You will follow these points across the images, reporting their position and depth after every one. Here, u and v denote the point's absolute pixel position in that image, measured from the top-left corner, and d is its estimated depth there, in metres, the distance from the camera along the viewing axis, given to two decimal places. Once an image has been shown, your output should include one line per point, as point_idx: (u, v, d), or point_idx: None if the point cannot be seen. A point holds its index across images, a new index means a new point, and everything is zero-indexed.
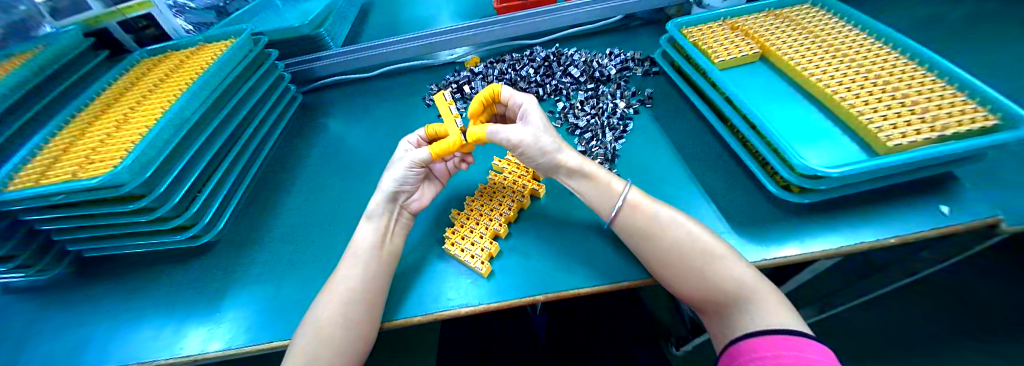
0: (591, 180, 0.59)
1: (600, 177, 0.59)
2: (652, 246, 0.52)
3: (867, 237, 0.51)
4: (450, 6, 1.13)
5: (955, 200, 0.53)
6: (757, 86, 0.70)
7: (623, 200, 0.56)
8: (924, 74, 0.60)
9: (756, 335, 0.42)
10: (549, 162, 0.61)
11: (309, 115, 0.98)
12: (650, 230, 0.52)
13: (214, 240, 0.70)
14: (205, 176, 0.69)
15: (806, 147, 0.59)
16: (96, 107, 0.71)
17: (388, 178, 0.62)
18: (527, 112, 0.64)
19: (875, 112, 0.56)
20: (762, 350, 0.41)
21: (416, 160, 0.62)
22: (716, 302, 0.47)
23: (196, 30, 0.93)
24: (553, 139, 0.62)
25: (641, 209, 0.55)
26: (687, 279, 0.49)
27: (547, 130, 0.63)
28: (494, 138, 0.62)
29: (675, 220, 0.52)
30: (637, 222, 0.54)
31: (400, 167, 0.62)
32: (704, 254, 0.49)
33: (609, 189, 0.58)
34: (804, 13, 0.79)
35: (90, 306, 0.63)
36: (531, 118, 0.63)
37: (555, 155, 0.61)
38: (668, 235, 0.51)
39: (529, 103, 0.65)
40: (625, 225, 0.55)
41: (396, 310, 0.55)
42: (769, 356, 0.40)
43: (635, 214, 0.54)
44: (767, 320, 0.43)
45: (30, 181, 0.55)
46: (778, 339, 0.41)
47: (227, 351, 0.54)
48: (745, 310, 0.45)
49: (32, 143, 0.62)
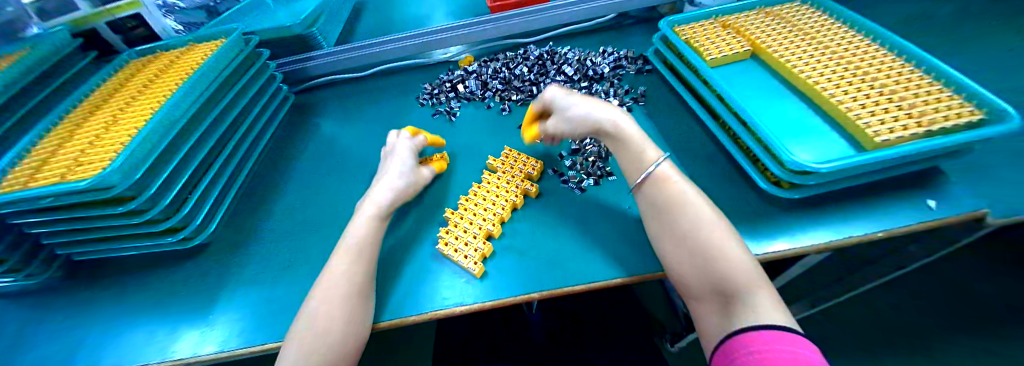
0: (627, 146, 0.60)
1: (636, 142, 0.60)
2: (664, 223, 0.52)
3: (856, 232, 0.52)
4: (444, 5, 1.13)
5: (943, 195, 0.54)
6: (747, 83, 0.71)
7: (653, 169, 0.56)
8: (912, 70, 0.61)
9: (759, 329, 0.41)
10: (588, 127, 0.64)
11: (302, 115, 0.98)
12: (664, 206, 0.53)
13: (207, 242, 0.69)
14: (197, 178, 0.68)
15: (795, 142, 0.60)
16: (84, 109, 0.70)
17: (407, 192, 0.66)
18: (553, 97, 0.70)
19: (864, 108, 0.57)
20: (755, 344, 0.40)
21: (429, 180, 0.71)
22: (715, 292, 0.46)
23: (185, 30, 0.90)
24: (582, 103, 0.65)
25: (667, 182, 0.55)
26: (692, 264, 0.48)
27: (579, 102, 0.66)
28: (546, 134, 0.71)
29: (693, 205, 0.52)
30: (661, 192, 0.54)
31: (422, 180, 0.69)
32: (716, 241, 0.48)
33: (643, 158, 0.58)
34: (794, 11, 0.79)
35: (81, 310, 0.63)
36: (557, 100, 0.69)
37: (587, 116, 0.64)
38: (681, 218, 0.51)
39: (550, 92, 0.71)
40: (649, 193, 0.56)
41: (390, 309, 0.55)
42: (764, 350, 0.39)
43: (661, 185, 0.55)
44: (765, 314, 0.42)
45: (18, 184, 0.54)
46: (774, 333, 0.40)
47: (222, 354, 0.54)
48: (744, 300, 0.44)
49: (20, 145, 0.61)
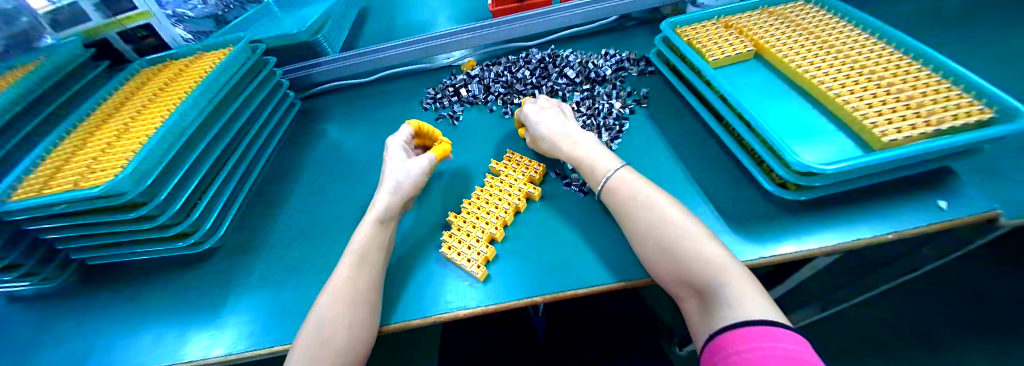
0: (581, 166, 0.64)
1: (588, 161, 0.63)
2: (629, 227, 0.54)
3: (864, 234, 0.51)
4: (447, 10, 1.14)
5: (953, 195, 0.53)
6: (751, 84, 0.70)
7: (608, 178, 0.59)
8: (919, 68, 0.60)
9: (736, 327, 0.40)
10: (550, 149, 0.70)
11: (308, 120, 0.99)
12: (625, 212, 0.55)
13: (217, 246, 0.70)
14: (206, 184, 0.69)
15: (798, 142, 0.59)
16: (97, 117, 0.72)
17: (405, 184, 0.65)
18: (527, 113, 0.74)
19: (870, 108, 0.56)
20: (735, 345, 0.39)
21: (428, 166, 0.67)
22: (693, 289, 0.46)
23: (195, 39, 0.93)
24: (550, 129, 0.70)
25: (624, 186, 0.57)
26: (663, 263, 0.49)
27: (541, 126, 0.71)
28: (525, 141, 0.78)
29: (651, 205, 0.53)
30: (620, 198, 0.56)
31: (415, 171, 0.66)
32: (678, 237, 0.49)
33: (597, 169, 0.61)
34: (797, 10, 0.79)
35: (93, 315, 0.64)
36: (530, 116, 0.73)
37: (551, 142, 0.69)
38: (641, 220, 0.53)
39: (528, 107, 0.75)
40: (609, 201, 0.58)
41: (396, 313, 0.55)
42: (744, 350, 0.38)
43: (616, 193, 0.57)
44: (741, 307, 0.41)
45: (33, 191, 0.56)
46: (752, 331, 0.39)
47: (230, 356, 0.54)
48: (719, 296, 0.43)
49: (35, 153, 0.63)
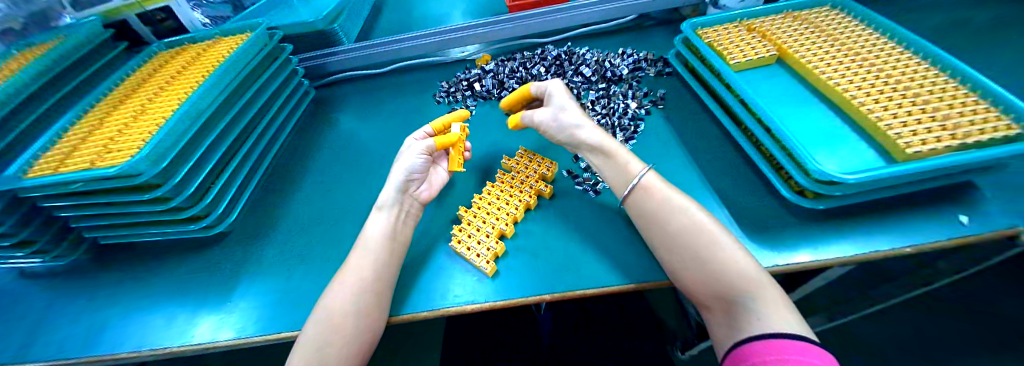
0: (609, 157, 0.61)
1: (618, 155, 0.61)
2: (659, 232, 0.52)
3: (882, 246, 0.50)
4: (462, 4, 1.13)
5: (976, 210, 0.52)
6: (772, 88, 0.69)
7: (637, 180, 0.57)
8: (946, 80, 0.58)
9: (755, 339, 0.42)
10: (569, 138, 0.66)
11: (321, 110, 0.99)
12: (656, 216, 0.53)
13: (227, 231, 0.71)
14: (219, 168, 0.70)
15: (821, 149, 0.58)
16: (114, 97, 0.72)
17: (400, 168, 0.64)
18: (551, 92, 0.70)
19: (895, 117, 0.55)
20: (761, 355, 0.40)
21: (422, 152, 0.66)
22: (719, 299, 0.47)
23: (212, 23, 0.93)
24: (577, 117, 0.66)
25: (655, 191, 0.55)
26: (692, 272, 0.49)
27: (570, 107, 0.67)
28: (526, 121, 0.74)
29: (684, 211, 0.52)
30: (650, 202, 0.55)
31: (411, 156, 0.65)
32: (711, 247, 0.48)
33: (626, 170, 0.59)
34: (822, 16, 0.77)
35: (105, 293, 0.65)
36: (555, 97, 0.69)
37: (574, 131, 0.65)
38: (674, 225, 0.51)
39: (552, 86, 0.71)
40: (637, 203, 0.56)
41: (405, 304, 0.55)
42: (761, 362, 0.40)
43: (648, 197, 0.55)
44: (770, 320, 0.43)
45: (50, 169, 0.57)
46: (770, 343, 0.41)
47: (238, 340, 0.55)
48: (748, 309, 0.44)
49: (51, 132, 0.64)
